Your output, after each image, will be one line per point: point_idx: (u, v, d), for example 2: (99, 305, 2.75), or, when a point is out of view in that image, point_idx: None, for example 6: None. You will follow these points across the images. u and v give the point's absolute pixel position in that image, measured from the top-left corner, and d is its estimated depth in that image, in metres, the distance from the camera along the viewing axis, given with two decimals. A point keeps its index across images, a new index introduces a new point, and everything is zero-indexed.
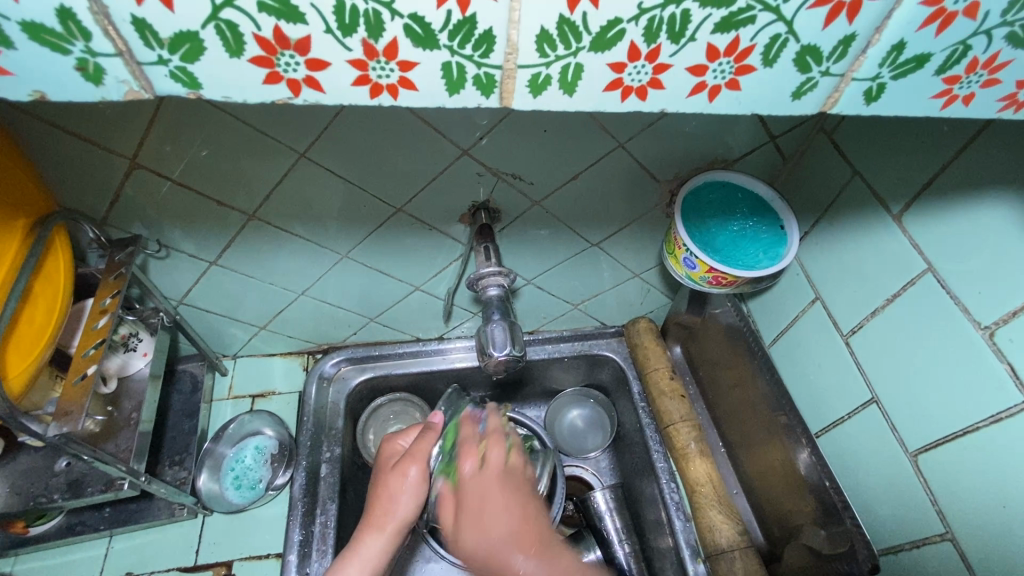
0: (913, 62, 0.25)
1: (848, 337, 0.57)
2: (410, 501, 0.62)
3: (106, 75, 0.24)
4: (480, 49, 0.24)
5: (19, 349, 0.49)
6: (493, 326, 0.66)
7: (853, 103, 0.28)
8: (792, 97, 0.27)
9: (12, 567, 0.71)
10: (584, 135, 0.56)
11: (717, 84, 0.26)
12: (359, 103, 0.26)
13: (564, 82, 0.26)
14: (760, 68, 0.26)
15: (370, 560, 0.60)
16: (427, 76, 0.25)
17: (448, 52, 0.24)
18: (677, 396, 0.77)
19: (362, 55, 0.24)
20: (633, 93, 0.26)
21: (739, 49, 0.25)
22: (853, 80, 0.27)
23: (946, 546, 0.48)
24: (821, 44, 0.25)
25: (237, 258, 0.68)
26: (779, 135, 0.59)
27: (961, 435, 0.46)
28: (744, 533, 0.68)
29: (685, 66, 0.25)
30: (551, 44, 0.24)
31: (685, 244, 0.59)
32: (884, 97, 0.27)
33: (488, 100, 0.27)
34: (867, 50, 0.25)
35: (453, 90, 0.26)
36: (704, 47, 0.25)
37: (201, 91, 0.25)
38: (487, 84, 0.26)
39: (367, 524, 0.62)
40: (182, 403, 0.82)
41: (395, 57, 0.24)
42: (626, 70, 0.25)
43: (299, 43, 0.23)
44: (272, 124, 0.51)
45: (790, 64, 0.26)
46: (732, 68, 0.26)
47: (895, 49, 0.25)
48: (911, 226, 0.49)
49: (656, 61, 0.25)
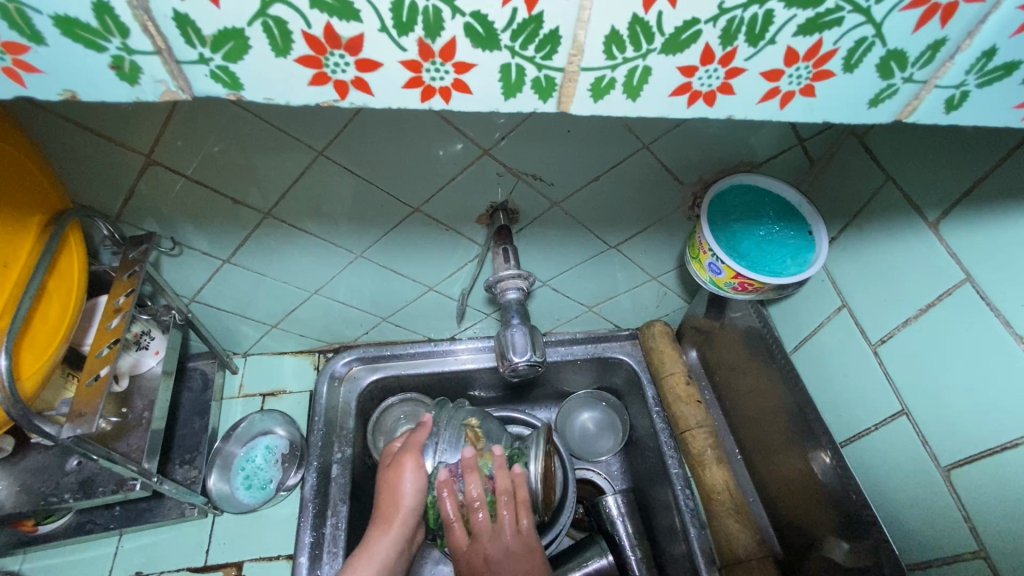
0: (1001, 70, 0.24)
1: (877, 347, 0.55)
2: (413, 490, 0.63)
3: (142, 75, 0.23)
4: (543, 51, 0.23)
5: (33, 348, 0.48)
6: (512, 331, 0.65)
7: (932, 112, 0.26)
8: (869, 104, 0.26)
9: (21, 565, 0.71)
10: (607, 136, 0.54)
11: (791, 90, 0.25)
12: (408, 106, 0.25)
13: (629, 86, 0.25)
14: (840, 73, 0.24)
15: (380, 555, 0.61)
16: (483, 79, 0.24)
17: (508, 54, 0.23)
18: (694, 401, 0.76)
19: (417, 55, 0.23)
20: (700, 98, 0.25)
21: (821, 53, 0.23)
22: (935, 88, 0.25)
23: (979, 564, 0.47)
24: (908, 49, 0.23)
25: (251, 256, 0.67)
26: (808, 139, 0.58)
27: (998, 451, 0.45)
28: (762, 542, 0.67)
29: (759, 71, 0.24)
30: (619, 45, 0.23)
31: (710, 248, 0.58)
32: (966, 105, 0.26)
33: (545, 104, 0.25)
34: (956, 55, 0.24)
35: (509, 93, 0.25)
36: (783, 51, 0.23)
37: (241, 93, 0.24)
38: (546, 87, 0.25)
39: (375, 522, 0.64)
40: (193, 401, 0.81)
41: (451, 59, 0.23)
42: (697, 75, 0.24)
43: (350, 42, 0.22)
44: (294, 124, 0.50)
45: (872, 70, 0.24)
46: (809, 74, 0.24)
47: (986, 56, 0.24)
48: (948, 234, 0.48)
49: (730, 64, 0.24)
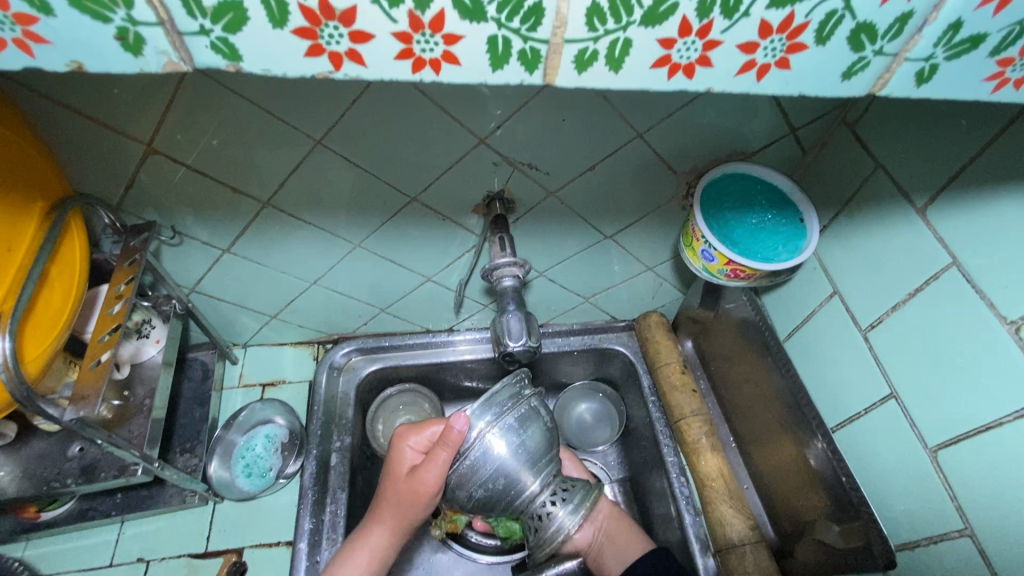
0: (968, 43, 0.25)
1: (867, 332, 0.56)
2: (423, 506, 0.59)
3: (146, 45, 0.23)
4: (528, 22, 0.24)
5: (36, 333, 0.49)
6: (508, 317, 0.66)
7: (903, 85, 0.27)
8: (842, 78, 0.27)
9: (23, 551, 0.71)
10: (602, 124, 0.55)
11: (766, 62, 0.26)
12: (400, 78, 0.26)
13: (611, 58, 0.25)
14: (813, 46, 0.25)
15: (379, 550, 0.61)
16: (471, 50, 0.25)
17: (495, 26, 0.24)
18: (688, 390, 0.77)
19: (408, 27, 0.24)
20: (680, 71, 0.26)
21: (792, 25, 0.24)
22: (905, 61, 0.26)
23: (964, 542, 0.48)
24: (877, 22, 0.24)
25: (250, 246, 0.68)
26: (800, 128, 0.59)
27: (983, 430, 0.45)
28: (755, 528, 0.67)
29: (735, 43, 0.25)
30: (601, 18, 0.24)
31: (703, 236, 0.58)
32: (936, 78, 0.27)
33: (531, 77, 0.26)
34: (923, 28, 0.25)
35: (497, 65, 0.25)
36: (757, 24, 0.24)
37: (240, 64, 0.25)
38: (532, 59, 0.25)
39: (375, 516, 0.62)
40: (193, 390, 0.82)
41: (440, 30, 0.24)
42: (675, 47, 0.25)
43: (345, 14, 0.23)
44: (291, 110, 0.50)
45: (844, 43, 0.25)
46: (783, 46, 0.25)
47: (952, 28, 0.24)
48: (935, 220, 0.48)
49: (707, 37, 0.25)
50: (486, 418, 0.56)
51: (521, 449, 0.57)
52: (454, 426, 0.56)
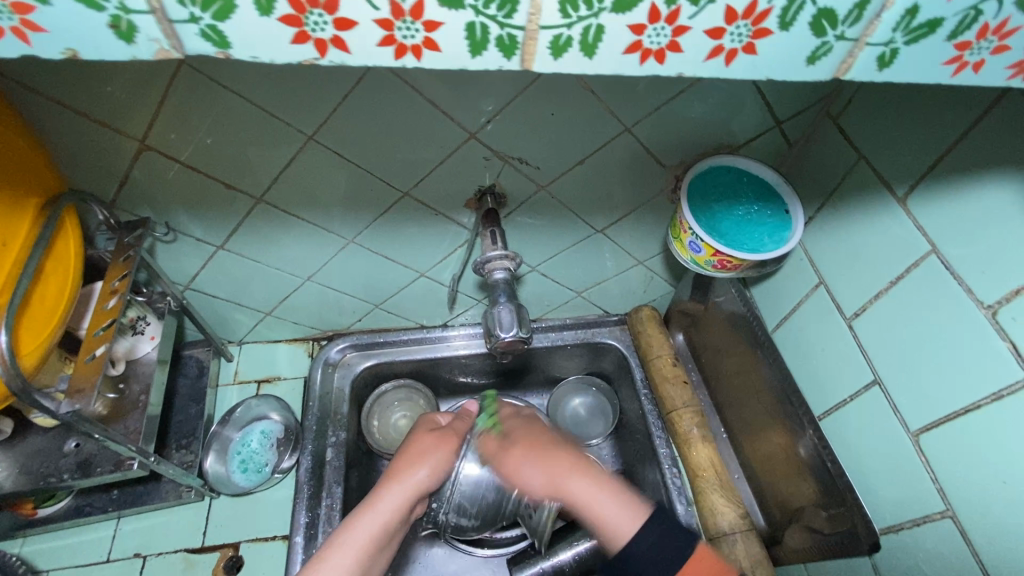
0: (926, 27, 0.26)
1: (851, 321, 0.58)
2: (439, 460, 0.59)
3: (138, 34, 0.24)
4: (504, 9, 0.25)
5: (32, 327, 0.50)
6: (499, 309, 0.67)
7: (866, 70, 0.28)
8: (807, 62, 0.28)
9: (20, 547, 0.72)
10: (590, 117, 0.56)
11: (734, 47, 0.27)
12: (382, 64, 0.27)
13: (584, 44, 0.26)
14: (777, 32, 0.26)
15: (388, 511, 0.55)
16: (450, 37, 0.26)
17: (472, 13, 0.25)
18: (679, 381, 0.78)
19: (389, 14, 0.24)
20: (651, 57, 0.27)
21: (756, 11, 0.25)
22: (866, 45, 0.27)
23: (946, 523, 0.49)
24: (837, 8, 0.25)
25: (244, 243, 0.68)
26: (784, 121, 0.60)
27: (962, 413, 0.46)
28: (745, 516, 0.68)
29: (703, 30, 0.26)
30: (573, 5, 0.25)
31: (690, 228, 0.59)
32: (896, 63, 0.28)
33: (509, 62, 0.27)
34: (882, 14, 0.26)
35: (475, 51, 0.26)
36: (722, 10, 0.25)
37: (229, 52, 0.26)
38: (509, 45, 0.26)
39: (386, 478, 0.58)
40: (189, 388, 0.83)
41: (420, 18, 0.25)
42: (645, 33, 0.26)
43: (328, 2, 0.24)
44: (281, 105, 0.51)
45: (806, 28, 0.26)
46: (749, 32, 0.26)
47: (909, 14, 0.25)
48: (915, 209, 0.50)
49: (676, 23, 0.25)
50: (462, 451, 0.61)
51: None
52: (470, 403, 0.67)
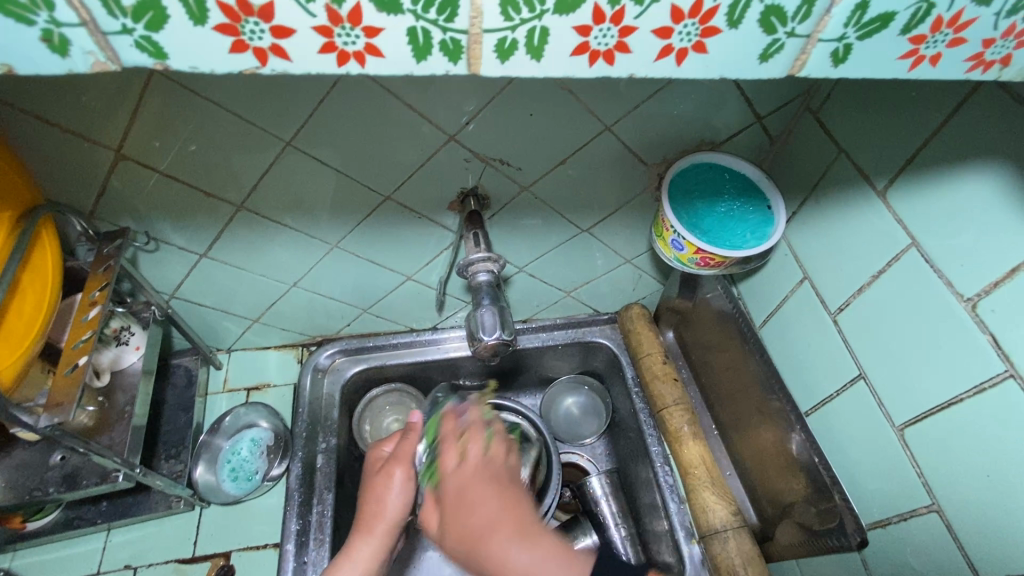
0: (878, 21, 0.26)
1: (836, 315, 0.57)
2: (396, 503, 0.62)
3: (72, 46, 0.24)
4: (444, 13, 0.24)
5: (8, 341, 0.49)
6: (482, 311, 0.66)
7: (821, 66, 0.28)
8: (760, 60, 0.27)
9: (10, 562, 0.71)
10: (568, 115, 0.55)
11: (683, 46, 0.26)
12: (328, 72, 0.26)
13: (530, 46, 0.26)
14: (726, 29, 0.26)
15: (364, 561, 0.59)
16: (393, 42, 0.25)
17: (412, 17, 0.24)
18: (670, 379, 0.78)
19: (326, 21, 0.24)
20: (600, 58, 0.27)
21: (703, 10, 0.25)
22: (819, 42, 0.27)
23: (932, 517, 0.48)
24: (785, 4, 0.25)
25: (227, 251, 0.68)
26: (765, 116, 0.59)
27: (945, 407, 0.46)
28: (737, 513, 0.68)
29: (651, 29, 0.26)
30: (515, 7, 0.24)
31: (672, 226, 0.59)
32: (852, 58, 0.27)
33: (456, 67, 0.27)
34: (832, 9, 0.25)
35: (420, 57, 0.26)
36: (668, 9, 0.25)
37: (167, 62, 0.25)
38: (453, 50, 0.26)
39: (356, 529, 0.62)
40: (177, 397, 0.82)
41: (359, 23, 0.24)
42: (592, 34, 0.26)
43: (262, 10, 0.23)
44: (258, 113, 0.51)
45: (755, 25, 0.26)
46: (697, 30, 0.26)
47: (859, 8, 0.25)
48: (895, 202, 0.49)
49: (621, 23, 0.25)
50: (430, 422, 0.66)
51: None
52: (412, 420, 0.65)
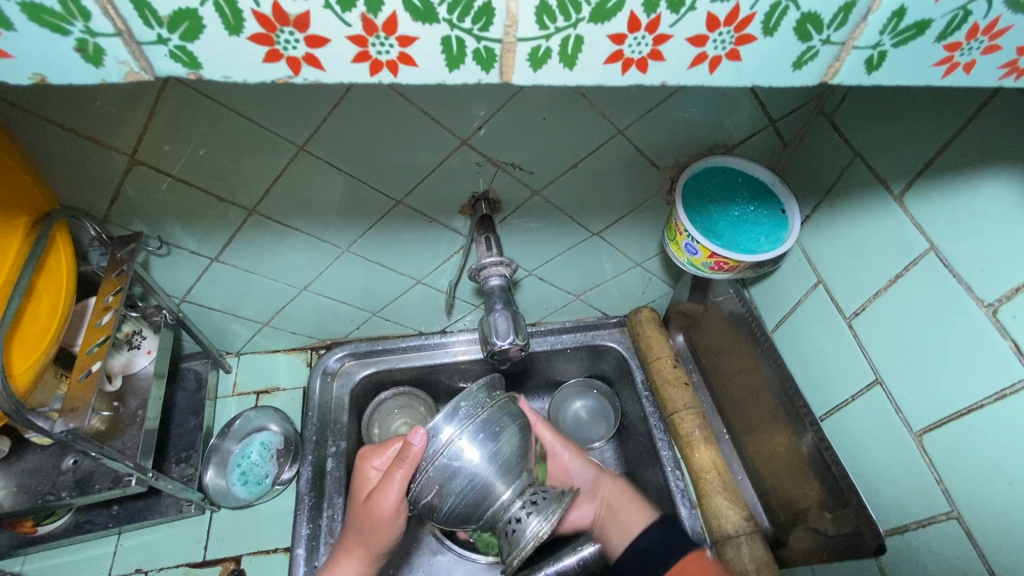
0: (914, 28, 0.25)
1: (851, 320, 0.57)
2: (385, 532, 0.59)
3: (106, 56, 0.24)
4: (479, 22, 0.24)
5: (24, 346, 0.49)
6: (495, 316, 0.66)
7: (854, 73, 0.28)
8: (793, 67, 0.27)
9: (22, 566, 0.72)
10: (582, 119, 0.55)
11: (717, 54, 0.26)
12: (359, 81, 0.26)
13: (564, 55, 0.26)
14: (760, 37, 0.26)
15: None
16: (426, 51, 0.25)
17: (447, 26, 0.24)
18: (680, 384, 0.77)
19: (361, 30, 0.24)
20: (633, 66, 0.27)
21: (739, 18, 0.25)
22: (853, 49, 0.27)
23: (952, 524, 0.48)
24: (821, 12, 0.25)
25: (239, 255, 0.68)
26: (779, 120, 0.59)
27: (967, 413, 0.46)
28: (749, 518, 0.68)
29: (684, 36, 0.25)
30: (550, 16, 0.24)
31: (685, 230, 0.59)
32: (886, 65, 0.27)
33: (488, 75, 0.27)
34: (868, 16, 0.25)
35: (452, 65, 0.26)
36: (703, 17, 0.25)
37: (200, 72, 0.25)
38: (486, 58, 0.26)
39: (340, 546, 0.64)
40: (187, 400, 0.82)
41: (394, 32, 0.24)
42: (626, 42, 0.25)
43: (298, 20, 0.23)
44: (274, 116, 0.50)
45: (790, 33, 0.26)
46: (732, 38, 0.26)
47: (896, 15, 0.25)
48: (912, 206, 0.49)
49: (656, 32, 0.25)
50: (435, 440, 0.54)
51: (489, 460, 0.55)
52: (412, 442, 0.53)
